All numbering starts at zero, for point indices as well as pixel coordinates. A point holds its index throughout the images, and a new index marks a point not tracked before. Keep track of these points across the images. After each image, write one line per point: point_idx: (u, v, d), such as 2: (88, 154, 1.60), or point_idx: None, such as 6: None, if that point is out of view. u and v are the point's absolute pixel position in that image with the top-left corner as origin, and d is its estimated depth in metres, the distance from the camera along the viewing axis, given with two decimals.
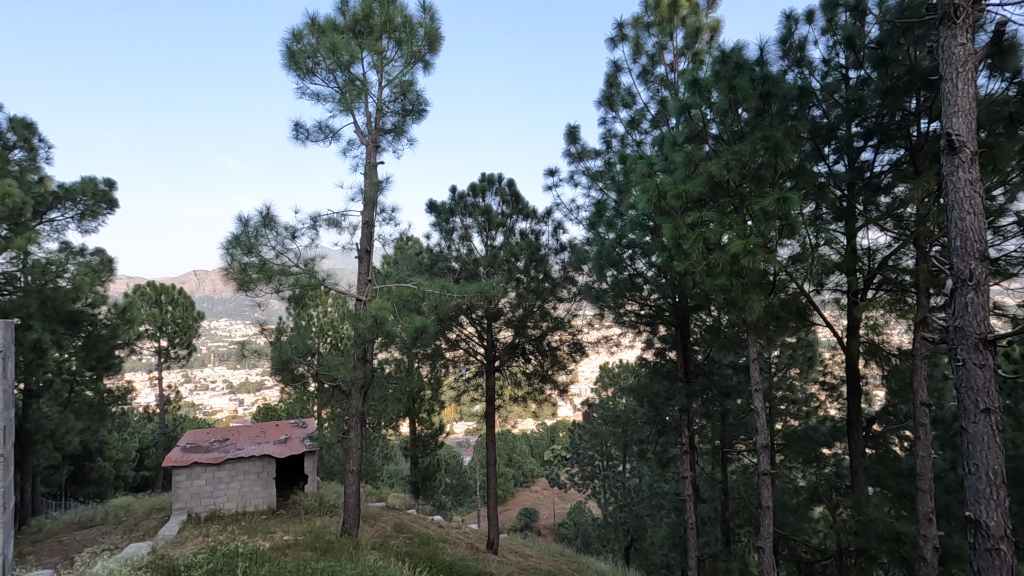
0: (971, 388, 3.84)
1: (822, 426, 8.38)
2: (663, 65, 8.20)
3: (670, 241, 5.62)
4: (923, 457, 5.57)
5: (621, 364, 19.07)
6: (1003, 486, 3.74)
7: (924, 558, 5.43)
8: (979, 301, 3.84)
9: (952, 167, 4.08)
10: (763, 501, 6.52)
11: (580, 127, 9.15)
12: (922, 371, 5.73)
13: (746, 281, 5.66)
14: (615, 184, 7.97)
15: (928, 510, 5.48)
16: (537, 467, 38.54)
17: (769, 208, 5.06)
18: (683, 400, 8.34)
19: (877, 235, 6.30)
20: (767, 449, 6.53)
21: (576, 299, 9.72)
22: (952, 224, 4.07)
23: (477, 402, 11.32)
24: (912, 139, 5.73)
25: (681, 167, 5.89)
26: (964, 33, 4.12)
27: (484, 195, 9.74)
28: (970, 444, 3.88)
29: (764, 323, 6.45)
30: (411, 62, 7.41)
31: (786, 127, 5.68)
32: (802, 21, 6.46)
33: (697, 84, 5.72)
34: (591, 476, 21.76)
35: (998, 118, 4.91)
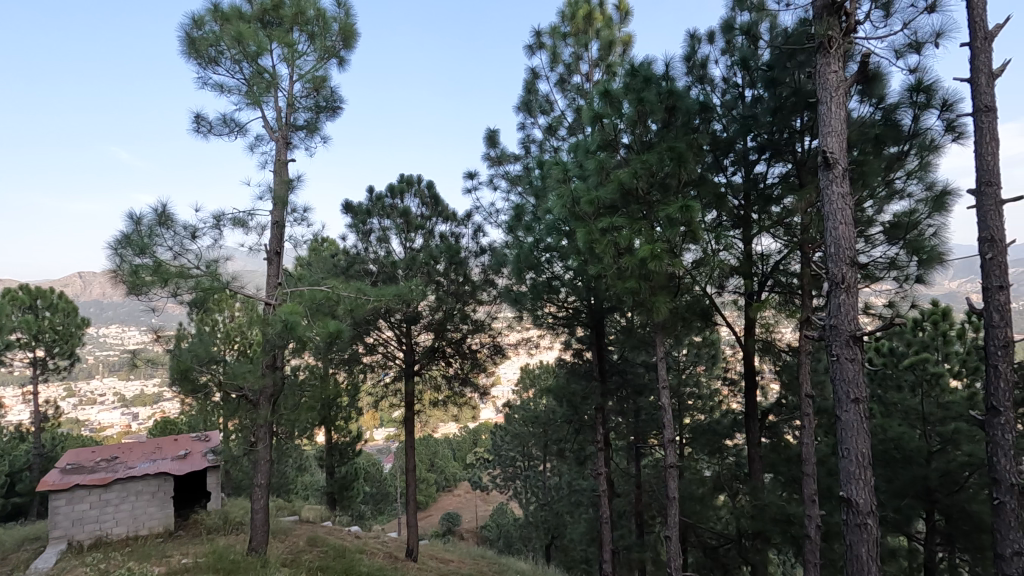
0: (843, 380, 4.28)
1: (724, 418, 8.97)
2: (579, 75, 8.47)
3: (583, 245, 5.83)
4: (807, 444, 6.12)
5: (540, 365, 19.40)
6: (869, 466, 4.19)
7: (809, 537, 5.96)
8: (849, 301, 4.30)
9: (827, 181, 4.54)
10: (669, 492, 6.89)
11: (500, 131, 9.24)
12: (806, 365, 6.31)
13: (653, 284, 5.97)
14: (533, 189, 8.14)
15: (812, 492, 6.02)
16: (459, 471, 38.30)
17: (674, 215, 5.39)
18: (598, 399, 8.63)
19: (769, 242, 6.81)
20: (674, 443, 6.91)
21: (495, 301, 9.73)
22: (827, 232, 4.53)
23: (396, 407, 11.10)
24: (797, 154, 6.30)
25: (594, 174, 6.10)
26: (836, 61, 4.60)
27: (402, 196, 9.59)
28: (843, 430, 4.32)
29: (671, 324, 6.80)
30: (325, 57, 7.16)
31: (689, 138, 6.08)
32: (704, 41, 6.92)
33: (609, 95, 5.97)
34: (512, 477, 21.93)
35: (867, 138, 5.51)
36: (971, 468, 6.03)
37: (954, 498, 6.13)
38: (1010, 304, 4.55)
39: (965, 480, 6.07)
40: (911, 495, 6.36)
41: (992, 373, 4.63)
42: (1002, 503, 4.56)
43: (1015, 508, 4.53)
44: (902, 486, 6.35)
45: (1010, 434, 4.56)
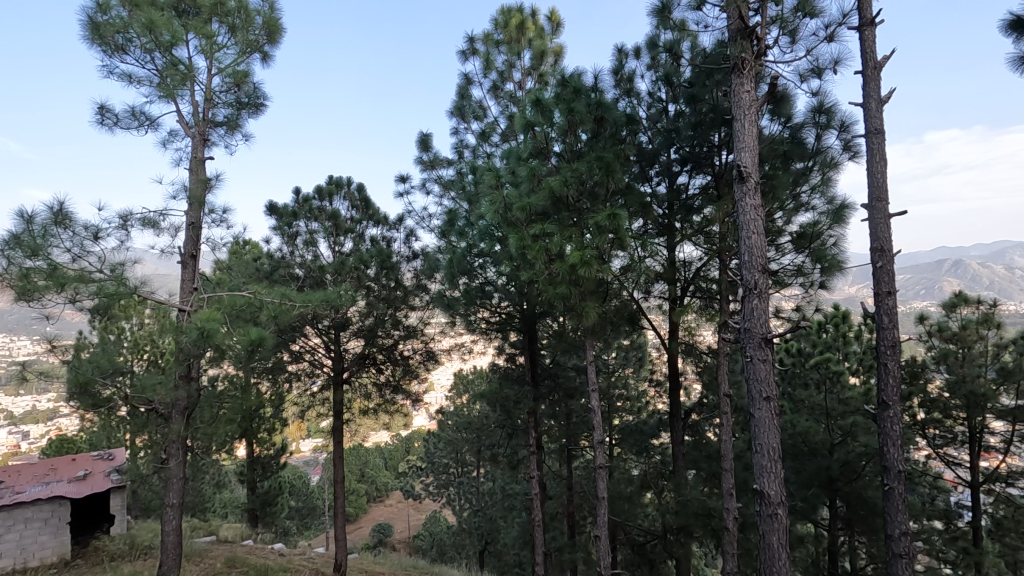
0: (756, 379, 4.57)
1: (650, 419, 9.31)
2: (512, 82, 8.57)
3: (515, 251, 5.89)
4: (725, 440, 6.48)
5: (474, 370, 19.33)
6: (779, 460, 4.50)
7: (727, 528, 6.30)
8: (761, 306, 4.60)
9: (742, 193, 4.83)
10: (599, 492, 7.06)
11: (432, 135, 9.17)
12: (725, 366, 6.68)
13: (583, 289, 6.13)
14: (466, 195, 8.15)
15: (730, 486, 6.37)
16: (391, 480, 37.37)
17: (602, 223, 5.58)
18: (531, 403, 8.72)
19: (691, 249, 7.15)
20: (603, 444, 7.10)
21: (428, 307, 9.63)
22: (741, 241, 4.83)
23: (323, 417, 10.72)
24: (716, 167, 6.72)
25: (526, 181, 6.18)
26: (748, 82, 4.92)
27: (331, 198, 9.29)
28: (756, 427, 4.61)
29: (600, 328, 6.99)
30: (247, 51, 6.83)
31: (616, 149, 6.31)
32: (631, 56, 7.21)
33: (541, 104, 6.10)
34: (445, 484, 21.66)
35: (777, 154, 5.95)
36: (866, 457, 6.63)
37: (853, 485, 6.70)
38: (896, 307, 5.05)
39: (861, 468, 6.67)
40: (817, 485, 6.88)
41: (882, 370, 5.11)
42: (891, 489, 5.03)
43: (902, 492, 5.02)
44: (809, 476, 6.86)
45: (897, 425, 5.05)
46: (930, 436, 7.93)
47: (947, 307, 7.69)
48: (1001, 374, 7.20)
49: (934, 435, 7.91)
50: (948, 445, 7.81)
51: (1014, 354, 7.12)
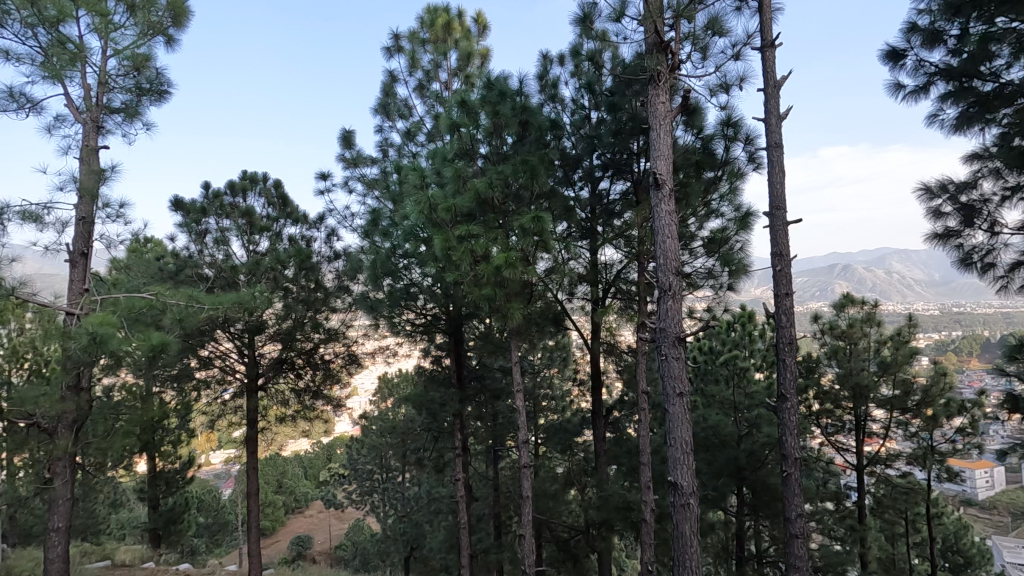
0: (670, 376, 4.80)
1: (574, 417, 9.52)
2: (438, 82, 8.50)
3: (440, 252, 5.86)
4: (643, 436, 6.77)
5: (400, 374, 18.94)
6: (691, 452, 4.75)
7: (645, 520, 6.57)
8: (675, 307, 4.85)
9: (657, 199, 5.07)
10: (523, 491, 7.14)
11: (355, 132, 8.91)
12: (643, 364, 6.98)
13: (508, 290, 6.16)
14: (390, 194, 8.00)
15: (647, 479, 6.65)
16: (311, 490, 35.80)
17: (526, 225, 5.66)
18: (456, 405, 8.66)
19: (612, 252, 7.39)
20: (527, 444, 7.19)
21: (351, 309, 9.35)
22: (657, 245, 5.05)
23: (236, 426, 10.13)
24: (635, 173, 7.02)
25: (451, 182, 6.15)
26: (663, 94, 5.16)
27: (244, 195, 8.78)
28: (670, 421, 4.84)
29: (525, 329, 7.07)
30: (149, 33, 6.32)
31: (541, 153, 6.45)
32: (555, 62, 7.37)
33: (467, 105, 6.11)
34: (369, 491, 21.03)
35: (690, 163, 6.31)
36: (769, 446, 7.16)
37: (757, 473, 7.19)
38: (793, 307, 5.49)
39: (765, 457, 7.18)
40: (726, 474, 7.32)
41: (781, 366, 5.52)
42: (789, 475, 5.45)
43: (798, 478, 5.45)
44: (719, 466, 7.30)
45: (795, 416, 5.48)
46: (823, 424, 8.71)
47: (837, 307, 8.39)
48: (881, 367, 8.03)
49: (826, 424, 8.65)
50: (838, 432, 8.60)
51: (892, 349, 7.95)
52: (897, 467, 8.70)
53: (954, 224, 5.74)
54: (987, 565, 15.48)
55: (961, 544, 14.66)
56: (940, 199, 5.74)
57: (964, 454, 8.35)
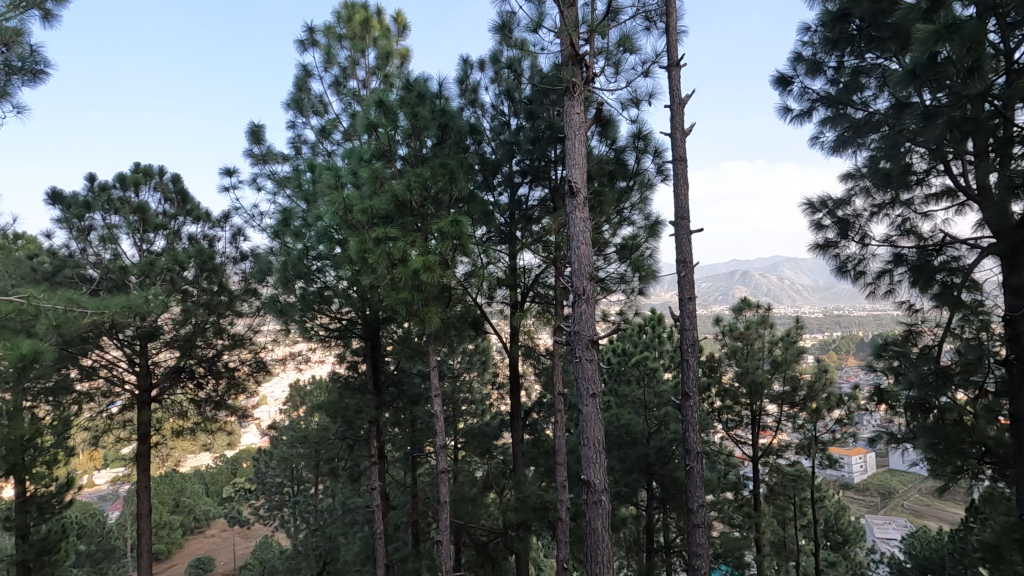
0: (584, 377, 4.95)
1: (493, 420, 9.58)
2: (355, 80, 8.27)
3: (355, 255, 5.72)
4: (559, 436, 6.94)
5: (313, 381, 18.10)
6: (603, 451, 4.93)
7: (561, 519, 6.73)
8: (588, 311, 5.01)
9: (572, 206, 5.22)
10: (441, 496, 7.07)
11: (265, 127, 8.47)
12: (559, 366, 7.19)
13: (426, 294, 6.10)
14: (303, 194, 7.69)
15: (563, 478, 6.83)
16: (213, 507, 33.31)
17: (445, 229, 5.64)
18: (373, 412, 8.42)
19: (531, 257, 7.49)
20: (445, 448, 7.14)
21: (258, 314, 8.87)
22: (572, 250, 5.21)
23: (126, 442, 9.25)
24: (552, 181, 7.28)
25: (368, 183, 6.02)
26: (578, 105, 5.34)
27: (137, 189, 8.08)
28: (583, 421, 5.00)
29: (443, 333, 7.03)
30: (22, 6, 5.67)
31: (460, 157, 6.47)
32: (475, 67, 7.43)
33: (384, 105, 5.99)
34: (278, 505, 19.89)
35: (603, 173, 6.62)
36: (675, 442, 7.59)
37: (665, 468, 7.62)
38: (696, 310, 5.85)
39: (672, 452, 7.62)
40: (637, 470, 7.68)
41: (685, 366, 5.86)
42: (692, 468, 5.79)
43: (700, 471, 5.80)
44: (631, 463, 7.65)
45: (697, 412, 5.83)
46: (724, 419, 9.36)
47: (735, 310, 9.06)
48: (773, 365, 8.76)
49: (726, 419, 9.30)
50: (736, 426, 9.25)
51: (782, 349, 8.70)
52: (787, 456, 9.51)
53: (833, 236, 6.41)
54: (860, 541, 17.29)
55: (840, 523, 16.26)
56: (821, 213, 6.41)
57: (841, 442, 9.28)
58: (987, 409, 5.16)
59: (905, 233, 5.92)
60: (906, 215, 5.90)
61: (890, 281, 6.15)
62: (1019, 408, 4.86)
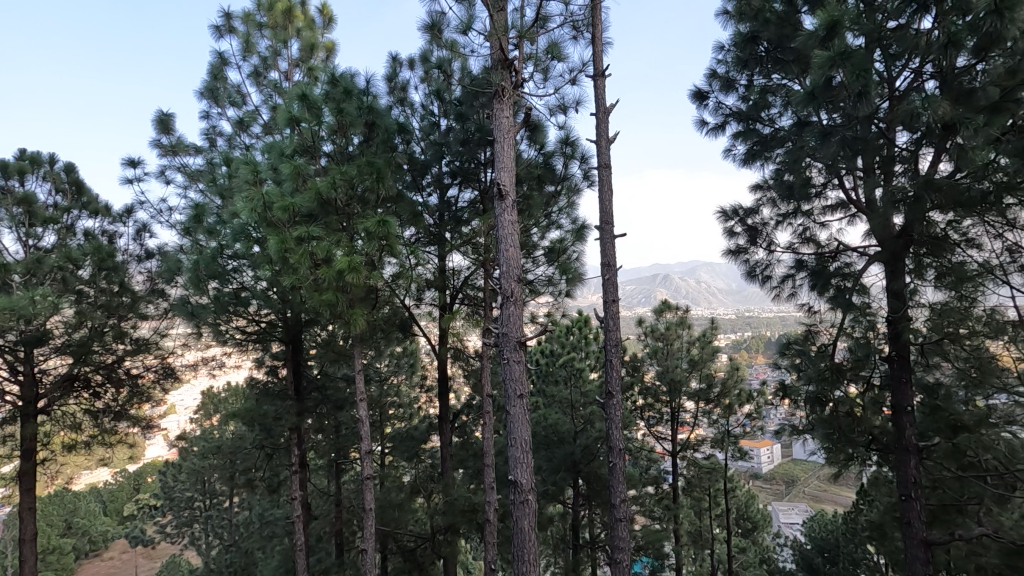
0: (511, 379, 4.99)
1: (421, 424, 9.44)
2: (276, 71, 7.90)
3: (275, 254, 5.44)
4: (487, 438, 6.94)
5: (229, 387, 17.05)
6: (530, 451, 4.99)
7: (489, 520, 6.74)
8: (516, 313, 5.06)
9: (501, 209, 5.24)
10: (366, 503, 6.88)
11: (175, 116, 7.90)
12: (488, 368, 7.20)
13: (351, 296, 5.92)
14: (217, 189, 7.25)
15: (491, 480, 6.84)
16: (112, 527, 30.51)
17: (371, 229, 5.51)
18: (294, 419, 8.05)
19: (460, 259, 7.45)
20: (371, 454, 6.95)
21: (165, 316, 8.32)
22: (500, 252, 5.23)
23: (6, 460, 8.28)
24: (482, 183, 7.33)
25: (289, 179, 5.76)
26: (507, 108, 5.37)
27: (23, 178, 7.32)
28: (511, 422, 5.04)
29: (368, 336, 6.83)
30: None
31: (388, 156, 6.34)
32: (404, 66, 7.32)
33: (308, 100, 5.77)
34: (188, 522, 18.53)
35: (532, 177, 6.74)
36: (600, 439, 7.82)
37: (590, 465, 7.82)
38: (619, 312, 6.05)
39: (597, 450, 7.83)
40: (563, 469, 7.83)
41: (609, 366, 6.03)
42: (614, 465, 5.97)
43: (622, 467, 5.99)
44: (558, 462, 7.80)
45: (619, 411, 6.02)
46: (646, 417, 9.75)
47: (657, 312, 9.42)
48: (690, 363, 9.24)
49: (648, 416, 9.69)
50: (657, 423, 9.66)
51: (699, 348, 9.20)
52: (703, 450, 10.04)
53: (743, 242, 6.85)
54: (768, 527, 18.52)
55: (750, 511, 17.36)
56: (733, 220, 6.84)
57: (751, 435, 9.92)
58: (874, 401, 5.69)
59: (806, 241, 6.44)
60: (806, 224, 6.45)
61: (792, 285, 6.59)
62: (899, 399, 5.40)
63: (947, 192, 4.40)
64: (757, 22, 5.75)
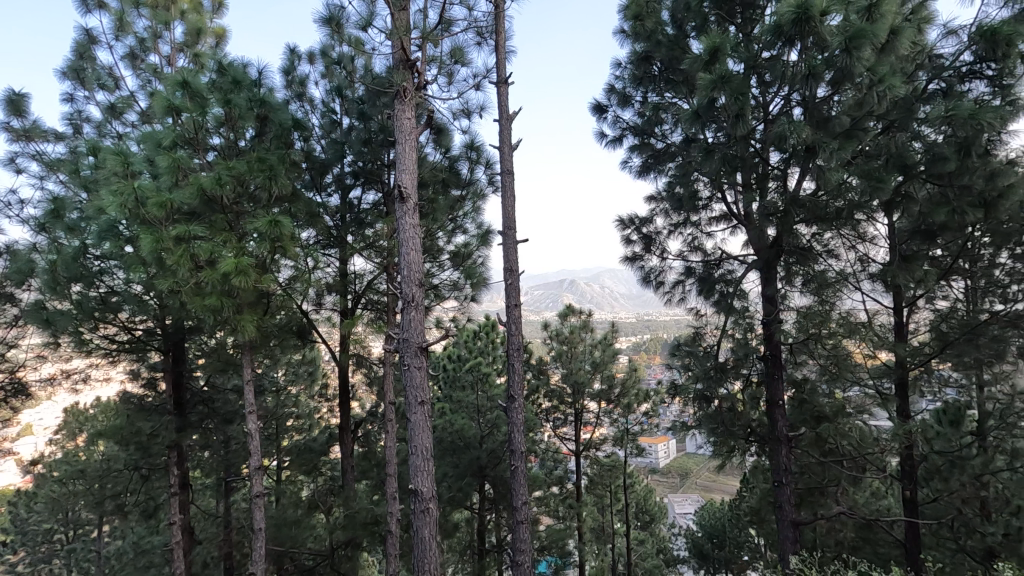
0: (413, 386, 4.88)
1: (320, 435, 8.97)
2: (156, 55, 7.20)
3: (148, 255, 4.92)
4: (390, 446, 6.73)
5: (99, 402, 15.25)
6: (432, 458, 4.90)
7: (391, 532, 6.54)
8: (418, 317, 4.96)
9: (402, 212, 5.12)
10: (255, 524, 6.40)
11: (29, 97, 6.95)
12: (390, 375, 6.99)
13: (238, 301, 5.50)
14: (81, 181, 6.45)
15: (393, 489, 6.64)
16: None
17: (261, 229, 5.14)
18: (174, 436, 7.32)
19: (361, 262, 7.19)
20: (261, 469, 6.48)
21: (16, 324, 7.26)
22: (401, 256, 5.10)
23: None
24: (386, 184, 7.13)
25: (167, 173, 5.25)
26: (409, 109, 5.26)
27: None
28: (412, 430, 4.91)
29: (259, 343, 6.37)
30: None
31: (282, 153, 5.98)
32: (303, 59, 6.98)
33: (190, 88, 5.29)
34: (45, 558, 16.27)
35: (437, 180, 6.66)
36: (506, 443, 7.88)
37: (496, 469, 7.82)
38: (521, 316, 6.11)
39: (502, 453, 7.87)
40: (469, 475, 7.79)
41: (511, 369, 6.05)
42: (516, 468, 5.98)
43: (524, 469, 6.02)
44: (464, 467, 7.74)
45: (521, 414, 6.04)
46: (552, 418, 9.97)
47: (561, 316, 9.69)
48: (592, 365, 9.63)
49: (554, 418, 9.91)
50: (562, 424, 9.91)
51: (601, 350, 9.57)
52: (605, 449, 10.45)
53: (639, 250, 7.22)
54: (665, 519, 19.66)
55: (648, 504, 18.37)
56: (630, 228, 7.20)
57: (649, 432, 10.46)
58: (753, 396, 6.38)
59: (694, 249, 6.90)
60: (695, 234, 6.91)
61: (682, 291, 7.01)
62: (772, 394, 5.85)
63: (810, 208, 4.93)
64: (650, 42, 6.09)
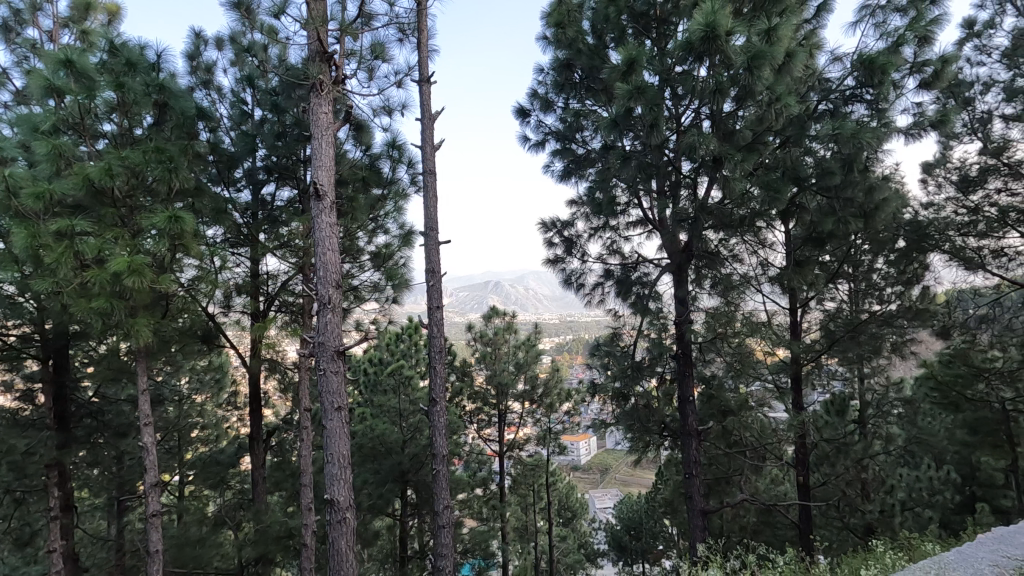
0: (329, 392, 4.67)
1: (229, 446, 8.40)
2: (34, 28, 6.42)
3: (21, 252, 4.36)
4: (305, 455, 6.41)
5: None
6: (349, 466, 4.71)
7: (306, 545, 6.23)
8: (334, 320, 4.76)
9: (318, 210, 4.89)
10: (151, 546, 5.87)
11: None
12: (306, 381, 6.66)
13: (132, 303, 5.02)
14: None
15: (309, 500, 6.33)
16: None
17: (158, 226, 4.71)
18: (54, 453, 6.56)
19: (275, 262, 6.81)
20: (159, 486, 5.94)
21: None
22: (317, 257, 4.86)
23: None
24: (302, 181, 6.78)
25: (45, 161, 4.68)
26: (326, 104, 5.03)
27: None
28: (328, 437, 4.70)
29: (158, 349, 5.84)
30: None
31: (184, 144, 5.53)
32: (210, 45, 6.51)
33: (75, 67, 4.76)
34: None
35: (357, 178, 6.44)
36: (428, 447, 7.77)
37: (418, 474, 7.67)
38: (444, 318, 6.03)
39: (424, 458, 7.74)
40: (390, 481, 7.59)
41: (433, 372, 5.95)
42: (438, 471, 5.88)
43: (446, 473, 5.93)
44: (385, 474, 7.53)
45: (444, 417, 5.94)
46: (476, 420, 9.96)
47: (485, 318, 9.69)
48: (517, 366, 9.71)
49: (478, 420, 9.90)
50: (486, 426, 9.92)
51: (524, 351, 9.67)
52: (528, 448, 10.57)
53: (560, 252, 7.35)
54: (586, 514, 20.23)
55: (570, 501, 18.84)
56: (552, 231, 7.33)
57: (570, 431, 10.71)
58: (666, 393, 6.59)
59: (612, 252, 7.12)
60: (614, 238, 7.13)
61: (601, 292, 7.21)
62: (684, 390, 6.15)
63: (717, 216, 5.26)
64: (572, 50, 6.21)
